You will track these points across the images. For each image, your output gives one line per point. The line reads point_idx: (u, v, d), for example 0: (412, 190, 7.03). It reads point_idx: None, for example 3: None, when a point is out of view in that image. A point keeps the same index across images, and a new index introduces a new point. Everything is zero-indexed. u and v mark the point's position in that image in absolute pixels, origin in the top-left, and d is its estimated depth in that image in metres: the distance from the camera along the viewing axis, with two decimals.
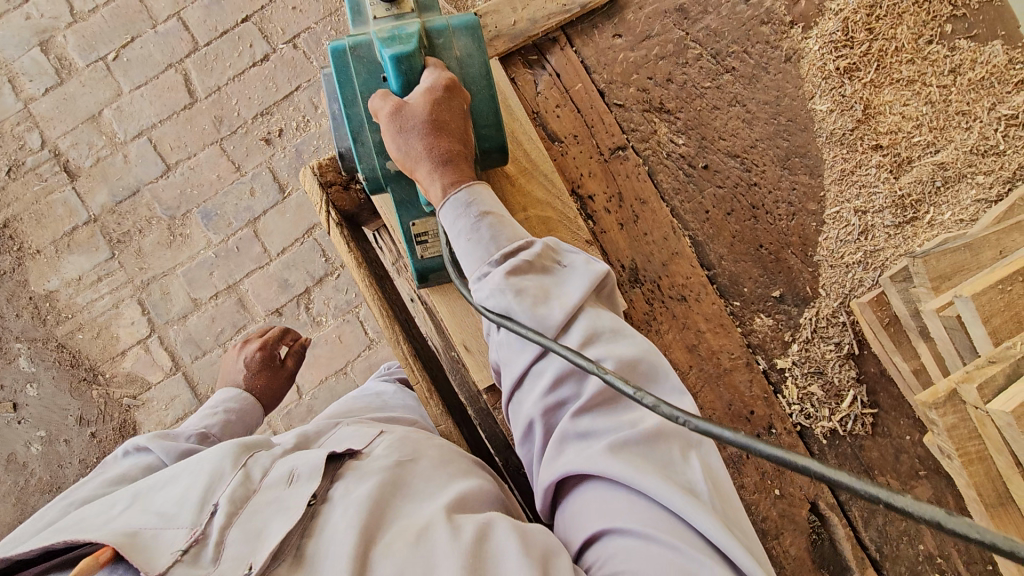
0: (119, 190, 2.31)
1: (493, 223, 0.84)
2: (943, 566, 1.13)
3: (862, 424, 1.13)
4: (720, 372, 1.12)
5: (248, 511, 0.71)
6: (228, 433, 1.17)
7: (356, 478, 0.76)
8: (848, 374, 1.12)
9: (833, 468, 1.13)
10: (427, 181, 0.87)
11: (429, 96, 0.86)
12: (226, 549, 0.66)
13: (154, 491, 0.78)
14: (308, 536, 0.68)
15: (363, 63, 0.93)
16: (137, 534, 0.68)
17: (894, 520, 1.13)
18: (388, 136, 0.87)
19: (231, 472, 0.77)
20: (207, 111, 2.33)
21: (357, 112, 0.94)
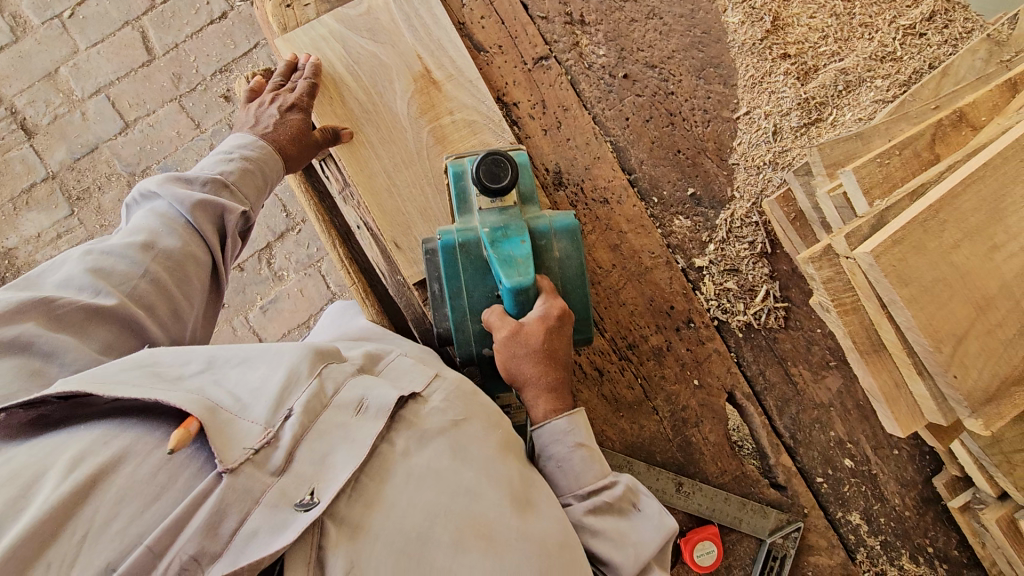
0: (77, 148, 2.32)
1: (586, 458, 0.85)
2: (853, 451, 1.21)
3: (775, 317, 1.20)
4: (642, 270, 1.18)
5: (317, 431, 0.72)
6: (248, 182, 0.97)
7: (417, 439, 0.78)
8: (761, 271, 1.19)
9: (749, 360, 1.20)
10: (532, 404, 0.88)
11: (542, 325, 0.87)
12: (293, 463, 0.69)
13: (235, 359, 0.76)
14: (368, 473, 0.73)
15: (469, 258, 0.94)
16: (217, 411, 0.68)
17: (807, 409, 1.21)
18: (500, 356, 0.88)
19: (310, 379, 0.76)
20: (165, 68, 2.34)
21: (461, 303, 0.95)
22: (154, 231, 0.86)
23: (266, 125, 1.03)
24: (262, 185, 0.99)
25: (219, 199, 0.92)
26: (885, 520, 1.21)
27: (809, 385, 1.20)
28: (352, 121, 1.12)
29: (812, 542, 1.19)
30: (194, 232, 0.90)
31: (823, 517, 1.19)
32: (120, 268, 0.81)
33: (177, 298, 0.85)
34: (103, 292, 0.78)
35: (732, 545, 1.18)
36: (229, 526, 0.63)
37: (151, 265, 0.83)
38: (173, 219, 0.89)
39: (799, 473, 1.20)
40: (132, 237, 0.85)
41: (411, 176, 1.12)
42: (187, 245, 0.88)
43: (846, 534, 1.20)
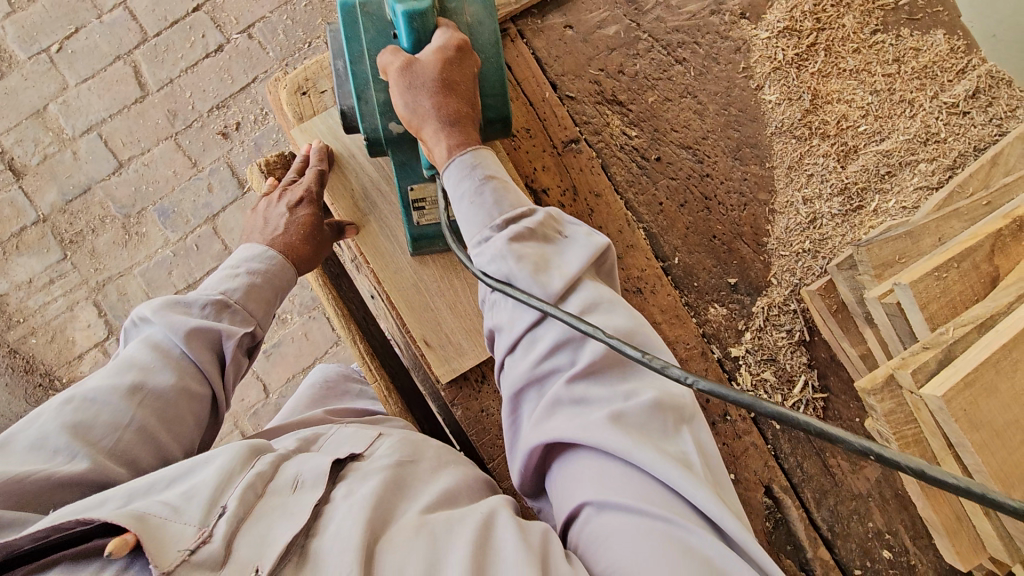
0: (69, 188, 2.23)
1: (498, 188, 0.77)
2: (891, 542, 1.17)
3: (814, 408, 1.15)
4: (677, 361, 1.13)
5: (256, 513, 0.64)
6: (255, 299, 0.89)
7: (355, 480, 0.70)
8: (799, 360, 1.15)
9: (786, 453, 1.17)
10: (433, 140, 0.80)
11: (440, 56, 0.80)
12: (235, 551, 0.60)
13: (157, 478, 0.67)
14: (313, 534, 0.62)
15: (372, 20, 0.86)
16: (145, 519, 0.59)
17: (844, 500, 1.17)
18: (396, 93, 0.80)
19: (244, 468, 0.69)
20: (159, 105, 2.25)
21: (362, 70, 0.86)
22: (146, 367, 0.76)
23: (276, 226, 0.96)
24: (270, 300, 0.91)
25: (219, 323, 0.83)
26: None
27: (846, 475, 1.18)
28: (372, 213, 1.04)
29: None
30: (193, 366, 0.80)
31: None
32: (102, 419, 0.69)
33: (167, 445, 0.73)
34: (79, 453, 0.66)
35: None
36: None
37: (139, 412, 0.72)
38: (169, 350, 0.79)
39: (837, 566, 1.16)
40: (118, 376, 0.74)
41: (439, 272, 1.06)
42: (183, 380, 0.77)
43: None
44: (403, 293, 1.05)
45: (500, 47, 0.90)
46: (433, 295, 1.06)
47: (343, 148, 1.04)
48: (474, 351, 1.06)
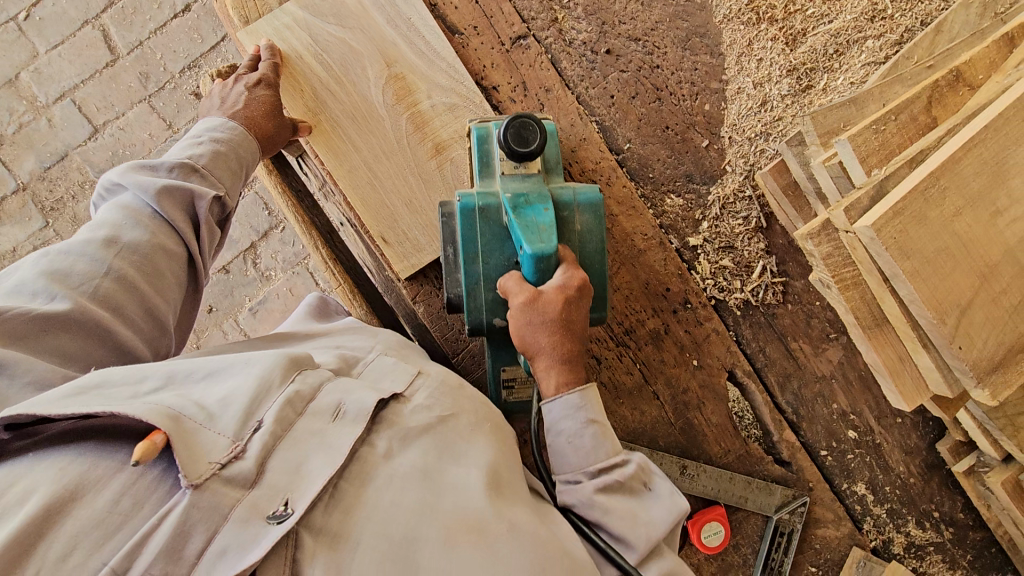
0: (47, 156, 2.24)
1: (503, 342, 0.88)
2: (856, 423, 1.20)
3: (773, 292, 1.18)
4: (635, 252, 1.15)
5: (291, 438, 0.65)
6: (221, 165, 0.91)
7: (398, 437, 0.71)
8: (757, 246, 1.16)
9: (748, 338, 1.19)
10: (544, 376, 0.80)
11: (561, 295, 0.80)
12: (265, 475, 0.61)
13: (196, 378, 0.67)
14: (347, 478, 0.65)
15: (489, 224, 0.87)
16: (180, 420, 0.60)
17: (809, 383, 1.20)
18: (514, 322, 0.81)
19: (284, 385, 0.68)
20: (131, 68, 2.26)
21: (475, 271, 0.87)
22: (118, 225, 0.78)
23: (236, 102, 0.98)
24: (236, 168, 0.93)
25: (187, 183, 0.86)
26: (890, 489, 1.22)
27: (810, 358, 1.19)
28: (323, 113, 1.05)
29: (818, 515, 1.20)
30: (165, 224, 0.82)
31: (829, 489, 1.20)
32: (81, 268, 0.72)
33: (148, 296, 0.76)
34: (59, 296, 0.69)
35: (739, 523, 1.19)
36: (196, 546, 0.55)
37: (117, 263, 0.75)
38: (139, 210, 0.81)
39: (803, 447, 1.20)
40: (93, 233, 0.77)
41: (390, 169, 1.06)
42: (154, 236, 0.80)
43: (852, 504, 1.21)
44: (355, 190, 1.06)
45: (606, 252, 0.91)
46: (386, 192, 1.06)
47: (290, 46, 1.05)
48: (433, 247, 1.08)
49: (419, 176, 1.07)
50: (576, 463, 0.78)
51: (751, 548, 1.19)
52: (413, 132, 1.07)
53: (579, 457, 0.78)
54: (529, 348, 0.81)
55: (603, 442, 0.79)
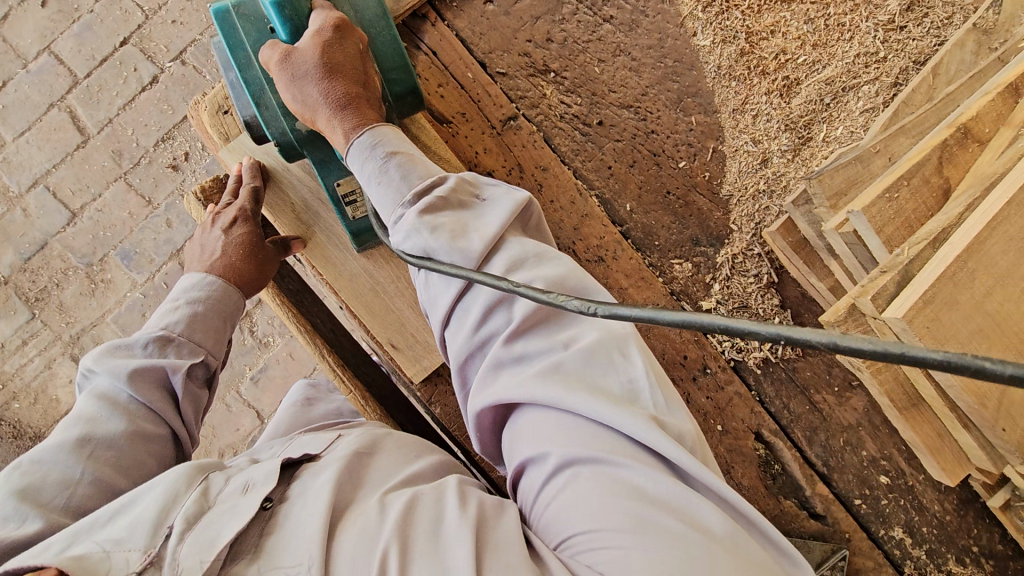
0: (26, 247, 2.18)
1: (402, 160, 0.83)
2: (887, 467, 1.19)
3: (791, 347, 1.16)
4: (649, 324, 1.13)
5: (204, 520, 0.62)
6: (201, 328, 0.87)
7: (312, 474, 0.69)
8: (771, 302, 1.14)
9: (771, 396, 1.17)
10: (329, 128, 0.85)
11: (318, 39, 0.84)
12: (179, 563, 0.58)
13: (101, 515, 0.65)
14: (267, 533, 0.62)
15: (248, 20, 0.88)
16: (84, 556, 0.58)
17: (835, 434, 1.18)
18: (282, 87, 0.84)
19: (189, 490, 0.67)
20: (103, 147, 2.19)
21: (254, 75, 0.89)
22: (93, 419, 0.75)
23: (213, 250, 0.95)
24: (219, 326, 0.90)
25: (165, 360, 0.82)
26: (927, 529, 1.20)
27: (834, 408, 1.18)
28: (318, 223, 1.02)
29: (859, 565, 1.17)
30: (145, 408, 0.79)
31: (867, 538, 1.18)
32: (52, 478, 0.69)
33: (128, 491, 0.72)
34: (30, 517, 0.64)
35: None
36: None
37: (91, 465, 0.71)
38: (115, 394, 0.78)
39: (837, 499, 1.18)
40: (66, 433, 0.74)
41: (392, 271, 1.04)
42: (132, 423, 0.76)
43: (891, 550, 1.19)
44: (360, 298, 1.03)
45: (385, 13, 0.95)
46: (391, 295, 1.04)
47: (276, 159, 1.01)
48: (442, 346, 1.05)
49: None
50: (395, 198, 0.81)
51: None
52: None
53: (394, 193, 0.82)
54: (306, 114, 0.87)
55: (409, 168, 0.83)
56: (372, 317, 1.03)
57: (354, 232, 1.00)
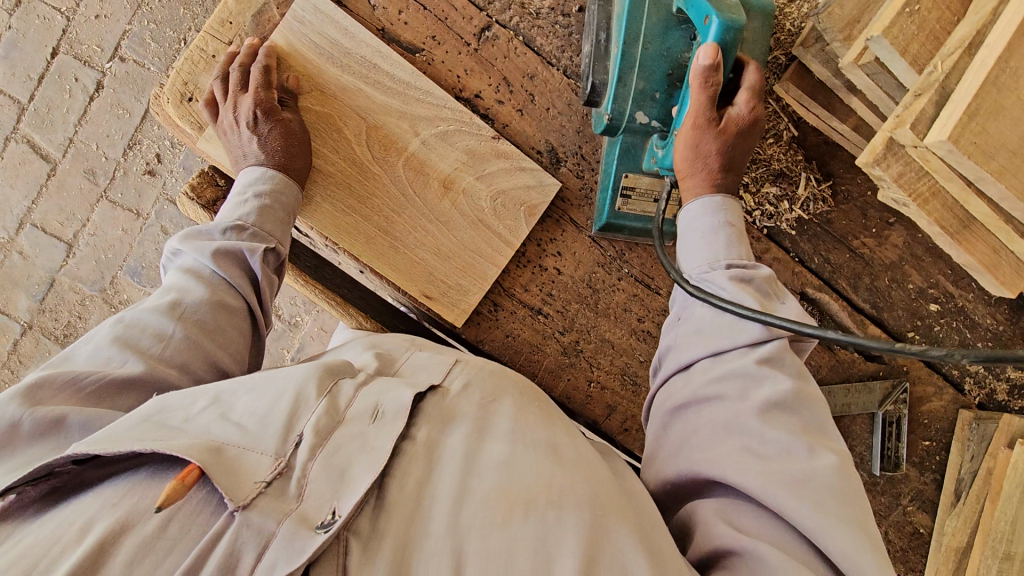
0: (35, 287, 2.17)
1: (734, 234, 0.83)
2: (935, 295, 1.19)
3: (823, 200, 1.13)
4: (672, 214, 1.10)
5: (335, 443, 0.65)
6: (269, 218, 0.89)
7: (437, 425, 0.73)
8: (796, 156, 1.11)
9: (810, 253, 1.14)
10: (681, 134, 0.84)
11: (737, 121, 0.83)
12: (309, 486, 0.61)
13: (237, 395, 0.69)
14: (389, 473, 0.66)
15: (658, 6, 0.87)
16: (222, 449, 0.61)
17: (879, 275, 1.17)
18: (683, 141, 0.85)
19: (318, 399, 0.69)
20: (74, 169, 2.12)
21: (633, 52, 0.87)
22: (182, 287, 0.81)
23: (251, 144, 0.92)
24: (284, 219, 0.92)
25: (239, 242, 0.86)
26: (982, 344, 1.22)
27: (875, 250, 1.16)
28: (321, 192, 0.99)
29: (920, 392, 1.21)
30: (225, 283, 0.84)
31: (924, 366, 1.20)
32: (149, 331, 0.75)
33: (216, 355, 0.78)
34: (132, 360, 0.72)
35: (848, 427, 1.21)
36: (248, 564, 0.54)
37: (170, 347, 0.75)
38: (197, 270, 0.83)
39: (890, 338, 1.19)
40: (160, 299, 0.80)
41: (409, 225, 1.01)
42: (211, 296, 0.81)
43: (949, 371, 1.22)
44: (384, 264, 1.02)
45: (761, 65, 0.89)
46: (415, 253, 1.02)
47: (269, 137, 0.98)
48: (482, 287, 1.04)
49: (438, 219, 1.02)
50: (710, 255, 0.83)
51: (865, 446, 1.21)
52: (412, 178, 1.01)
53: (712, 250, 0.83)
54: (680, 168, 0.87)
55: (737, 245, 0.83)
56: (407, 279, 1.03)
57: (605, 220, 1.03)
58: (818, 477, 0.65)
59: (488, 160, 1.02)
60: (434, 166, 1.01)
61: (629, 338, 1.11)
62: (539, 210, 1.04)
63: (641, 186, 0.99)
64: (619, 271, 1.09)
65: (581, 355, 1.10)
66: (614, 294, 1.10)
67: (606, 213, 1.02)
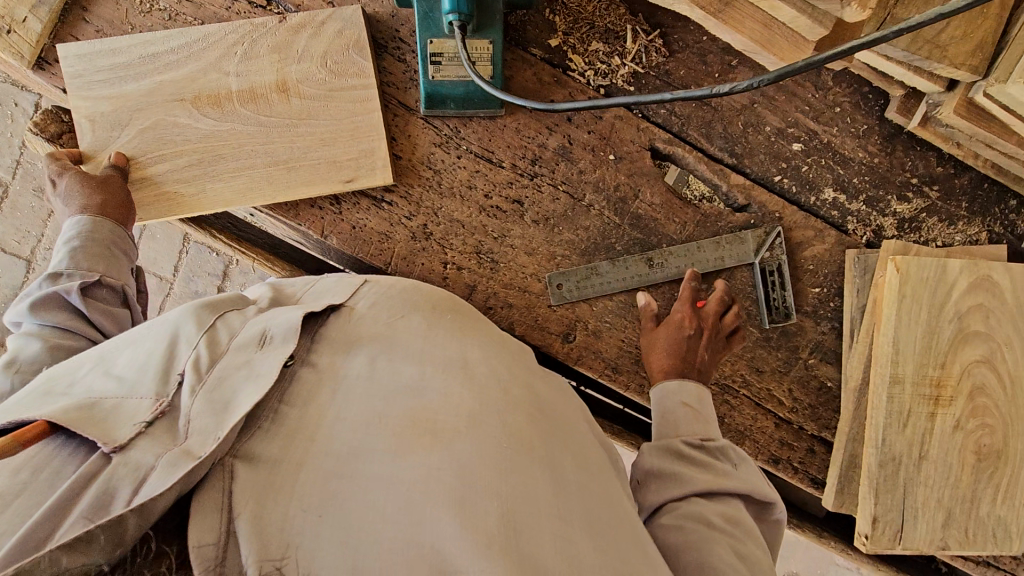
0: (3, 306, 2.28)
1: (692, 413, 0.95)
2: (796, 134, 1.15)
3: (656, 50, 1.11)
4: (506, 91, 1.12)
5: (216, 378, 0.65)
6: (91, 258, 0.93)
7: (340, 351, 0.74)
8: (618, 11, 1.10)
9: (654, 108, 1.13)
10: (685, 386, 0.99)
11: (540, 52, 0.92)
12: (192, 423, 0.60)
13: (124, 349, 0.71)
14: (284, 398, 0.65)
15: None
16: (97, 403, 0.62)
17: (731, 120, 1.14)
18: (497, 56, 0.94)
19: (197, 333, 0.70)
20: (24, 189, 2.25)
21: None
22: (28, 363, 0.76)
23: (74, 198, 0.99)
24: (109, 257, 0.95)
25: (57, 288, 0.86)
26: (859, 179, 1.16)
27: (722, 96, 1.14)
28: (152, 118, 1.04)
29: (800, 238, 1.15)
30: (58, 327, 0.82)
31: (799, 210, 1.15)
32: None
33: None
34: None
35: (729, 284, 1.15)
36: (123, 498, 0.53)
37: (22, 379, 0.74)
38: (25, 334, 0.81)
39: (757, 184, 1.15)
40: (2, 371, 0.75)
41: (244, 149, 1.05)
42: (48, 342, 0.79)
43: (829, 213, 1.16)
44: (235, 194, 1.05)
45: None
46: (257, 169, 1.05)
47: (86, 132, 1.06)
48: (364, 142, 1.05)
49: (260, 127, 1.04)
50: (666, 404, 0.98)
51: (750, 300, 1.16)
52: (212, 112, 1.05)
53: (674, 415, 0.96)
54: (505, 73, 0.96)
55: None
56: (272, 187, 1.05)
57: (427, 95, 1.05)
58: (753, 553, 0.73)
59: (290, 43, 1.05)
60: (227, 88, 1.04)
61: (478, 215, 1.11)
62: (371, 102, 1.05)
63: (447, 49, 1.00)
64: (458, 149, 1.10)
65: (431, 238, 1.10)
66: (456, 173, 1.10)
67: (425, 85, 1.04)
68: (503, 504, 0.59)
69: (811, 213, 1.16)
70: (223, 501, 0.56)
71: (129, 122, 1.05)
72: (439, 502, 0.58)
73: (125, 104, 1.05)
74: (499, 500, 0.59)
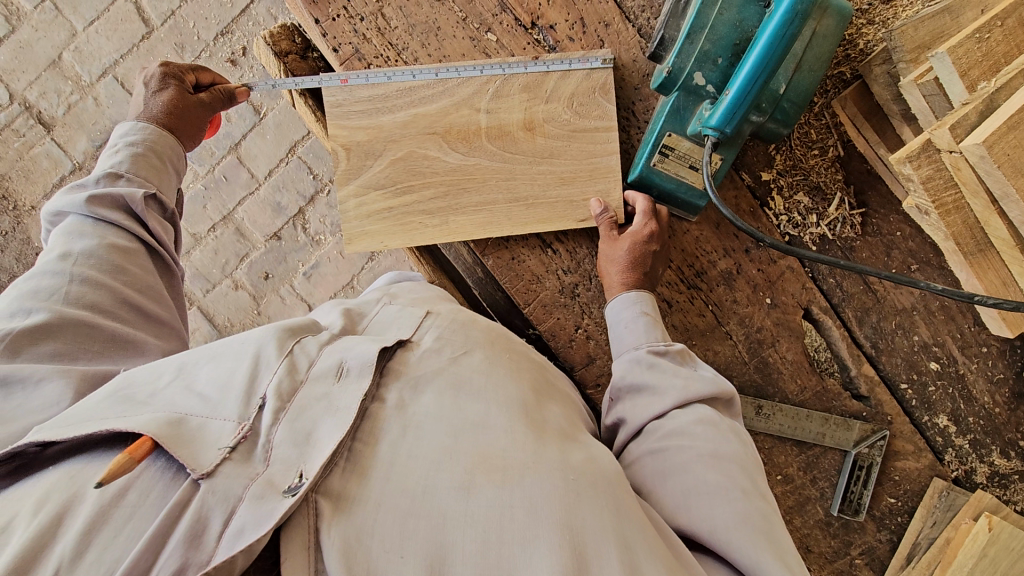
0: (97, 135, 2.29)
1: (654, 364, 0.91)
2: (938, 354, 1.14)
3: (851, 225, 1.13)
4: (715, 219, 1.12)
5: (298, 407, 0.63)
6: (143, 165, 0.97)
7: (409, 387, 0.70)
8: (835, 174, 1.12)
9: (824, 274, 1.13)
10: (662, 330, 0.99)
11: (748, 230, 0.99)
12: (274, 450, 0.60)
13: (201, 364, 0.69)
14: (362, 439, 0.64)
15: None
16: (184, 420, 0.61)
17: (888, 316, 1.14)
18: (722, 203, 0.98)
19: (278, 360, 0.68)
20: (166, 39, 2.25)
21: (708, 13, 0.92)
22: (67, 239, 0.86)
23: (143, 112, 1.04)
24: (159, 166, 1.00)
25: (116, 189, 0.92)
26: (973, 419, 1.16)
27: (889, 291, 1.13)
28: (396, 99, 1.04)
29: (898, 447, 1.17)
30: (111, 225, 0.89)
31: (908, 422, 1.17)
32: (46, 283, 0.80)
33: (147, 306, 0.86)
34: (37, 310, 0.76)
35: (816, 458, 1.18)
36: (216, 530, 0.54)
37: (76, 269, 0.82)
38: (83, 223, 0.89)
39: (883, 382, 1.16)
40: (48, 257, 0.85)
41: (486, 183, 1.06)
42: (103, 240, 0.87)
43: (933, 437, 1.17)
44: (475, 226, 1.07)
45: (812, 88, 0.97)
46: (496, 205, 1.06)
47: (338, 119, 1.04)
48: (601, 183, 1.06)
49: (505, 165, 1.05)
50: (634, 342, 0.96)
51: (829, 482, 1.18)
52: (460, 148, 1.05)
53: (652, 390, 0.88)
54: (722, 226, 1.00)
55: (654, 330, 0.98)
56: (511, 222, 1.07)
57: (638, 176, 1.06)
58: (768, 536, 0.71)
59: (540, 83, 1.05)
60: (476, 125, 1.05)
61: None
62: (610, 144, 1.06)
63: (680, 148, 1.02)
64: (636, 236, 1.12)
65: (576, 300, 1.13)
66: None
67: (640, 167, 1.05)
68: (575, 543, 0.58)
69: (918, 431, 1.17)
70: (311, 540, 0.56)
71: (381, 115, 1.04)
72: (529, 543, 0.57)
73: (378, 136, 1.05)
74: (566, 547, 0.57)
